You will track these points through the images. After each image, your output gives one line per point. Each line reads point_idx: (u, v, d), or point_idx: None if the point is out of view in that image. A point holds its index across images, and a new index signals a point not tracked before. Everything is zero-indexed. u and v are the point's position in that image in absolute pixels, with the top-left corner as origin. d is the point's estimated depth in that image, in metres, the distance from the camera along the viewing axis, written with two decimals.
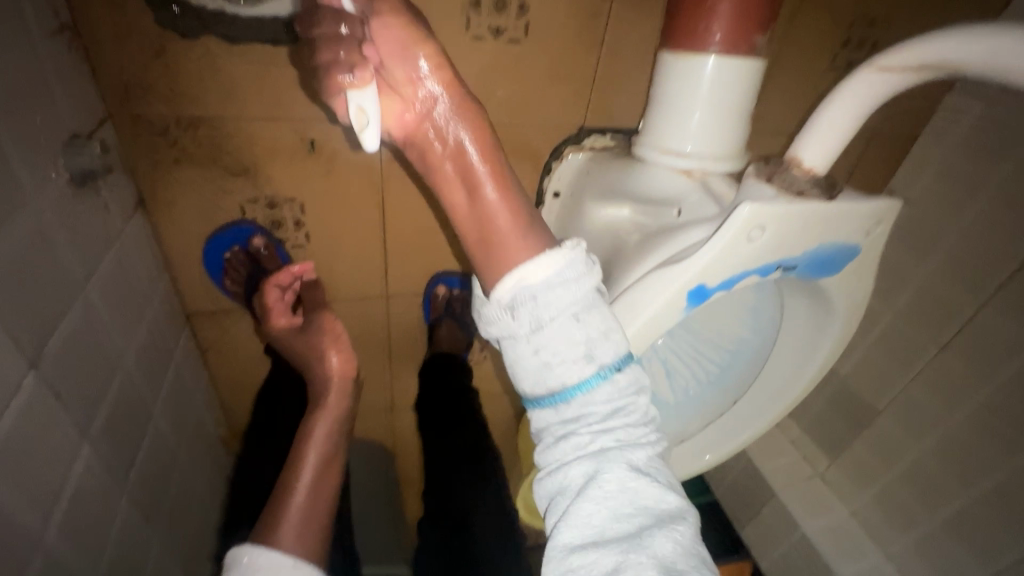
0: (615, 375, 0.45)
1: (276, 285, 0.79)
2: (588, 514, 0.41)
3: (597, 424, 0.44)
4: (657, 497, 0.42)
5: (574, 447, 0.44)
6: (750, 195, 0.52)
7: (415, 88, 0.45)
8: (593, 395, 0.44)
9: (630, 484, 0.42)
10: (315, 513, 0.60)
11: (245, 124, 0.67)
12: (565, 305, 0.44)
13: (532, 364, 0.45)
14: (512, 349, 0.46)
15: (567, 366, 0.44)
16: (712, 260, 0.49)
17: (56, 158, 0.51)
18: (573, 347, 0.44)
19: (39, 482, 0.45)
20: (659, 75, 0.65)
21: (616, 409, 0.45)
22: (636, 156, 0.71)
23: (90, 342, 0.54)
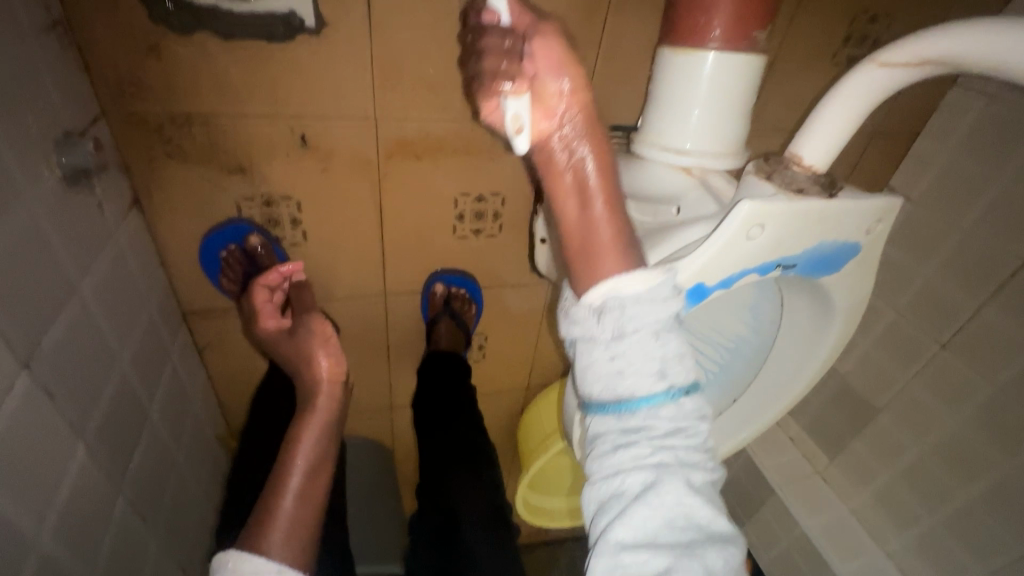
0: (686, 398, 0.45)
1: (264, 287, 0.78)
2: (644, 522, 0.41)
3: (662, 439, 0.43)
4: (709, 516, 0.43)
5: (635, 457, 0.43)
6: (749, 193, 0.51)
7: (551, 98, 0.44)
8: (660, 410, 0.44)
9: (687, 500, 0.42)
10: (305, 515, 0.60)
11: (240, 121, 0.66)
12: (648, 320, 0.44)
13: (608, 369, 0.44)
14: (591, 355, 0.45)
15: (645, 380, 0.43)
16: (711, 258, 0.48)
17: (48, 156, 0.50)
18: (652, 363, 0.43)
19: (32, 483, 0.45)
20: (658, 71, 0.64)
21: (682, 429, 0.44)
22: (635, 153, 0.70)
23: (83, 341, 0.54)
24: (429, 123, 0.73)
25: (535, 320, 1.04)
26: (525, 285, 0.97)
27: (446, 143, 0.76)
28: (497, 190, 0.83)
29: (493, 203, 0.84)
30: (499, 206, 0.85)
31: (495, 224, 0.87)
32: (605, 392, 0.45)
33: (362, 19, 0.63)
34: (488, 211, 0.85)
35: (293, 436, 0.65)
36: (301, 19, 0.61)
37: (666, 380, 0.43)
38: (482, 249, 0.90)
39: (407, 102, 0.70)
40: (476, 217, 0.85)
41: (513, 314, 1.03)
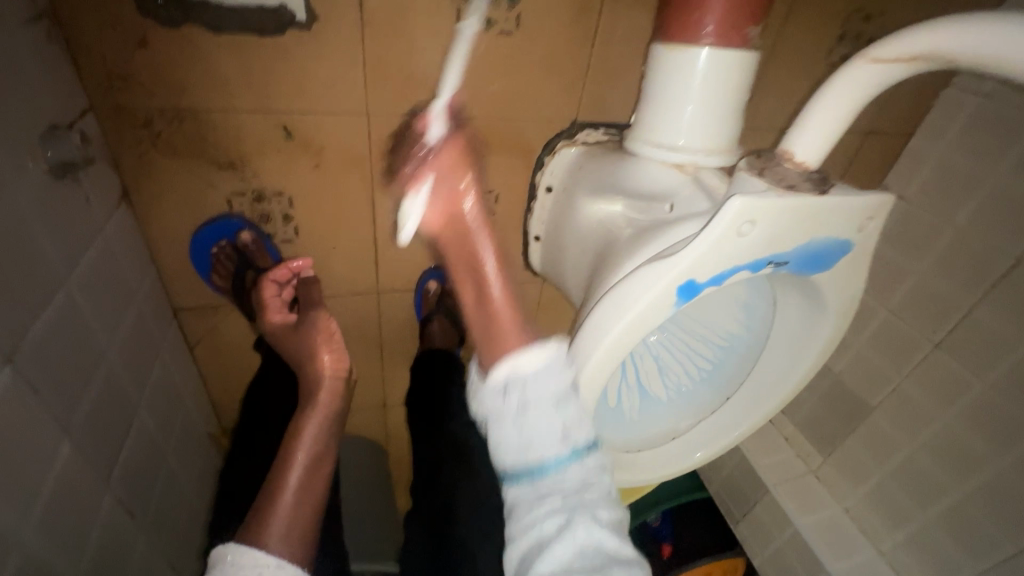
0: (587, 452, 0.51)
1: (273, 280, 0.77)
2: (557, 556, 0.46)
3: (570, 484, 0.49)
4: (615, 546, 0.47)
5: (550, 505, 0.48)
6: (741, 189, 0.51)
7: (460, 201, 0.53)
8: (565, 468, 0.50)
9: (594, 536, 0.47)
10: (305, 510, 0.58)
11: (230, 116, 0.66)
12: (544, 391, 0.50)
13: (517, 440, 0.50)
14: (498, 430, 0.51)
15: (549, 432, 0.49)
16: (702, 254, 0.48)
17: (34, 149, 0.50)
18: (553, 426, 0.50)
19: (15, 480, 0.44)
20: (651, 68, 0.64)
21: (586, 476, 0.50)
22: (629, 151, 0.70)
23: (70, 336, 0.53)
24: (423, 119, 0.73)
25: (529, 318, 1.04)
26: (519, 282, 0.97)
27: None
28: (490, 187, 0.82)
29: (487, 201, 0.84)
30: (493, 204, 0.85)
31: (489, 222, 0.87)
32: (517, 473, 0.51)
33: (355, 14, 0.62)
34: (482, 208, 0.85)
35: (296, 430, 0.64)
36: (292, 13, 0.60)
37: (567, 430, 0.50)
38: None
39: (400, 97, 0.70)
40: None
41: None
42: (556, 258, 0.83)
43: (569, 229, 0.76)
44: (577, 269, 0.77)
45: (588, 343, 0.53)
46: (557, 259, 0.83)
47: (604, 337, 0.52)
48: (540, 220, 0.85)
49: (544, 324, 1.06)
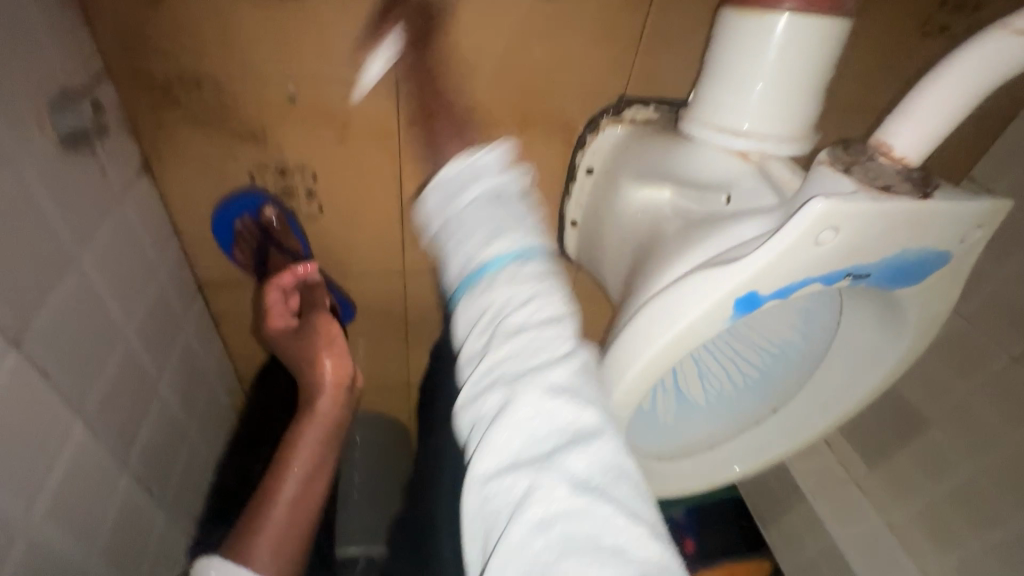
0: (521, 261, 0.46)
1: (278, 288, 0.71)
2: (503, 446, 0.36)
3: (509, 310, 0.42)
4: (579, 418, 0.36)
5: (495, 362, 0.40)
6: (822, 189, 0.43)
7: None
8: (498, 288, 0.44)
9: (547, 404, 0.36)
10: (295, 525, 0.54)
11: (250, 85, 0.62)
12: (479, 193, 0.51)
13: (461, 246, 0.48)
14: (444, 238, 0.51)
15: (478, 241, 0.47)
16: (769, 265, 0.41)
17: (41, 119, 0.47)
18: (486, 224, 0.48)
19: (24, 464, 0.43)
20: (717, 37, 0.56)
21: (532, 309, 0.42)
22: (685, 133, 0.62)
23: (82, 315, 0.51)
24: (454, 92, 0.68)
25: None
26: None
27: (472, 114, 0.70)
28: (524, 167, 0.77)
29: None
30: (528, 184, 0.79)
31: None
32: (457, 268, 0.48)
33: None
34: None
35: (294, 437, 0.60)
36: None
37: (497, 241, 0.46)
38: None
39: (430, 67, 0.65)
40: None
41: None
42: (593, 245, 0.79)
43: (612, 219, 0.71)
44: (618, 258, 0.72)
45: (624, 354, 0.48)
46: (594, 243, 0.78)
47: (645, 347, 0.46)
48: (578, 205, 0.80)
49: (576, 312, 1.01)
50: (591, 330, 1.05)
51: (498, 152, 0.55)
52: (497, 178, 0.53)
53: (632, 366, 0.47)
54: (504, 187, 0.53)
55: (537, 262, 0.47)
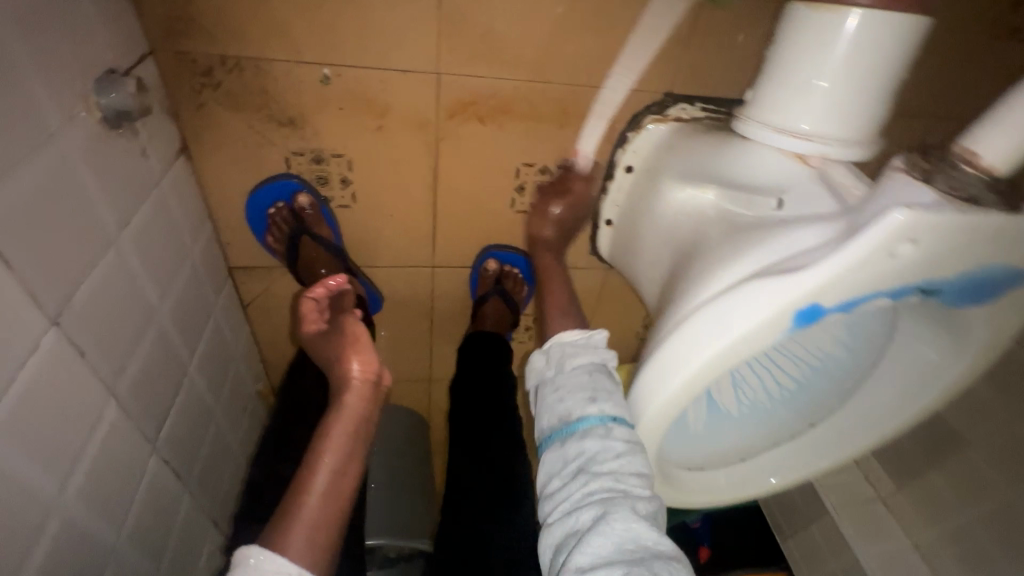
0: (615, 424, 0.53)
1: (312, 297, 0.65)
2: (597, 551, 0.45)
3: (596, 453, 0.52)
4: (658, 540, 0.46)
5: (585, 489, 0.51)
6: (900, 199, 0.40)
7: None
8: (590, 435, 0.53)
9: (636, 525, 0.46)
10: (330, 517, 0.52)
11: (292, 68, 0.61)
12: (580, 362, 0.61)
13: (557, 403, 0.58)
14: (544, 394, 0.61)
15: (579, 401, 0.56)
16: (837, 278, 0.39)
17: (87, 95, 0.46)
18: (583, 391, 0.57)
19: (60, 442, 0.42)
20: (782, 34, 0.53)
21: (624, 453, 0.51)
22: (739, 134, 0.60)
23: (118, 296, 0.51)
24: (497, 82, 0.66)
25: (588, 305, 0.97)
26: (581, 268, 0.90)
27: (513, 105, 0.68)
28: (562, 162, 0.75)
29: (558, 176, 0.77)
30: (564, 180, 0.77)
31: None
32: (552, 420, 0.57)
33: None
34: (551, 185, 0.78)
35: (324, 429, 0.58)
36: None
37: (594, 403, 0.55)
38: None
39: (473, 56, 0.63)
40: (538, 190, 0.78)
41: None
42: (629, 247, 0.77)
43: (651, 221, 0.69)
44: (657, 262, 0.69)
45: (670, 361, 0.46)
46: (630, 244, 0.76)
47: (695, 356, 0.44)
48: (614, 204, 0.79)
49: (603, 313, 0.98)
50: (618, 331, 1.03)
51: (604, 337, 0.64)
52: (604, 352, 0.62)
53: (679, 375, 0.45)
54: (603, 361, 0.62)
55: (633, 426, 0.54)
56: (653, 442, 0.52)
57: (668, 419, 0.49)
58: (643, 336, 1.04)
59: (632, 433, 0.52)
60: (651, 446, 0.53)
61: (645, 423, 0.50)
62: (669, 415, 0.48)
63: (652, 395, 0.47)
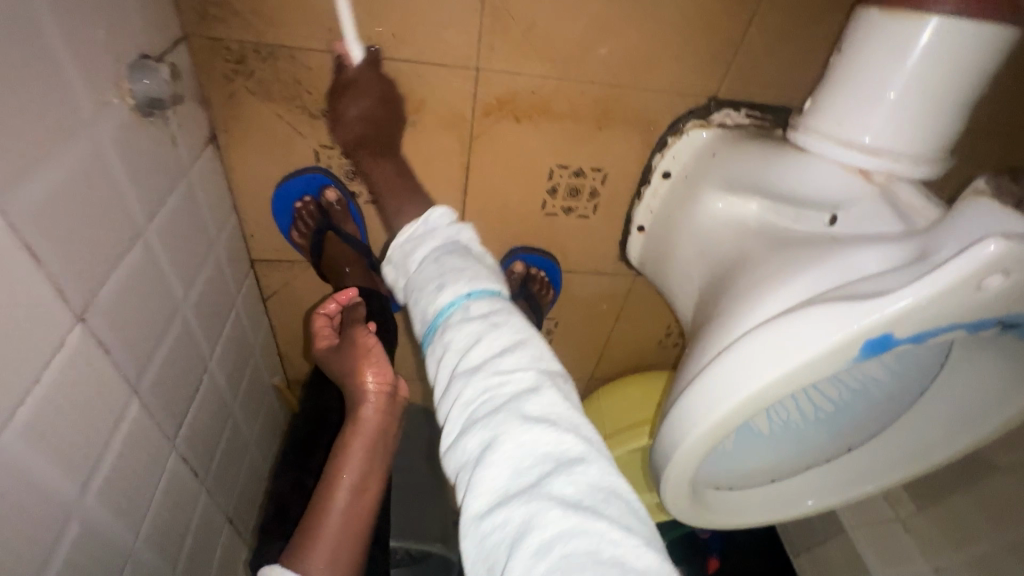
0: (472, 303, 0.49)
1: (322, 314, 0.69)
2: (496, 483, 0.39)
3: (467, 350, 0.46)
4: (558, 442, 0.40)
5: (464, 404, 0.43)
6: (988, 228, 0.38)
7: None
8: (455, 335, 0.47)
9: (528, 433, 0.40)
10: (352, 535, 0.53)
11: (328, 58, 0.58)
12: (428, 251, 0.57)
13: (420, 305, 0.52)
14: (407, 297, 0.56)
15: (433, 293, 0.52)
16: (917, 309, 0.37)
17: (120, 80, 0.44)
18: (433, 282, 0.52)
19: (83, 441, 0.41)
20: (855, 40, 0.51)
21: (495, 342, 0.46)
22: (795, 144, 0.57)
23: (144, 290, 0.49)
24: (537, 80, 0.63)
25: (612, 310, 0.94)
26: (609, 273, 0.87)
27: (552, 104, 0.66)
28: (598, 164, 0.72)
29: (592, 180, 0.74)
30: (598, 183, 0.75)
31: (590, 203, 0.77)
32: (420, 322, 0.53)
33: None
34: (585, 187, 0.75)
35: (341, 445, 0.56)
36: None
37: (444, 290, 0.50)
38: (570, 229, 0.81)
39: (515, 52, 0.61)
40: (571, 193, 0.75)
41: (591, 304, 0.93)
42: (662, 255, 0.74)
43: (688, 230, 0.67)
44: (692, 272, 0.67)
45: (720, 382, 0.44)
46: (663, 253, 0.73)
47: (753, 378, 0.42)
48: (648, 210, 0.76)
49: (628, 319, 0.96)
50: (641, 338, 1.00)
51: (446, 214, 0.60)
52: (453, 231, 0.58)
53: (728, 398, 0.44)
54: (460, 244, 0.57)
55: (488, 301, 0.50)
56: (688, 466, 0.50)
57: (711, 442, 0.47)
58: (667, 344, 1.02)
59: (669, 454, 0.49)
60: (685, 470, 0.50)
61: (685, 446, 0.47)
62: (713, 438, 0.46)
63: (696, 416, 0.46)
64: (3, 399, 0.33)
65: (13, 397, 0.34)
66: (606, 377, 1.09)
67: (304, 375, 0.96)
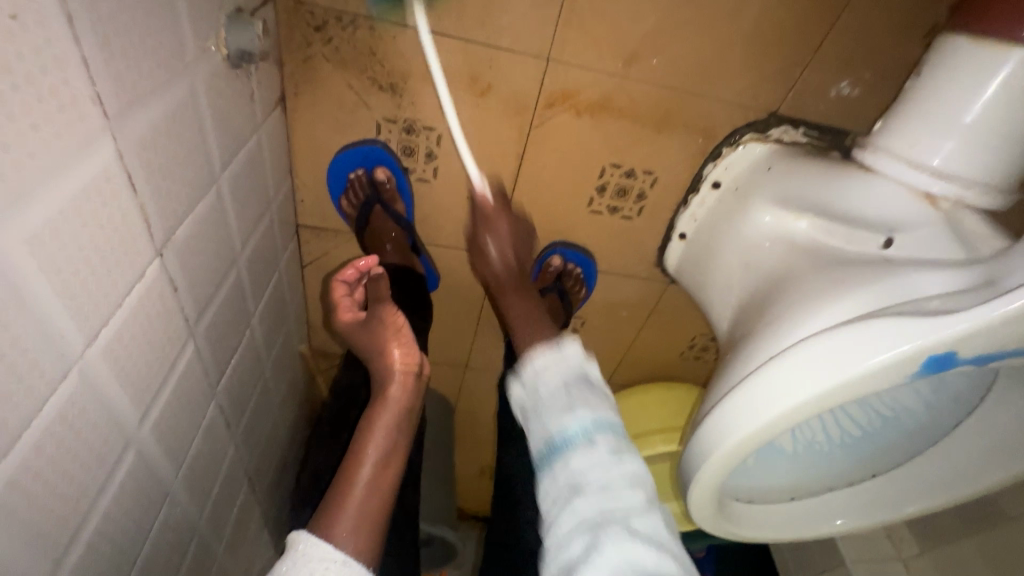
0: (599, 434, 0.49)
1: (342, 281, 0.66)
2: None
3: (589, 476, 0.47)
4: (658, 566, 0.42)
5: (580, 542, 0.44)
6: None
7: None
8: (573, 452, 0.49)
9: (631, 550, 0.42)
10: (375, 507, 0.52)
11: (406, 34, 0.60)
12: (558, 373, 0.56)
13: (544, 427, 0.52)
14: (529, 422, 0.55)
15: (557, 416, 0.52)
16: (987, 328, 0.38)
17: (218, 29, 0.45)
18: (559, 404, 0.52)
19: (146, 373, 0.42)
20: (934, 68, 0.52)
21: (611, 474, 0.47)
22: (865, 166, 0.57)
23: (211, 236, 0.50)
24: (604, 77, 0.64)
25: (639, 317, 0.95)
26: (643, 278, 0.87)
27: (614, 102, 0.67)
28: (650, 168, 0.73)
29: (642, 182, 0.75)
30: (647, 187, 0.75)
31: (636, 206, 0.77)
32: (539, 441, 0.52)
33: None
34: (633, 189, 0.75)
35: (368, 422, 0.57)
36: None
37: (573, 415, 0.50)
38: (611, 230, 0.81)
39: (588, 47, 0.62)
40: (619, 193, 0.76)
41: (619, 308, 0.93)
42: (703, 265, 0.74)
43: (732, 242, 0.67)
44: (734, 283, 0.66)
45: (768, 390, 0.44)
46: (705, 263, 0.73)
47: (805, 388, 0.42)
48: (692, 218, 0.76)
49: (653, 326, 0.96)
50: (663, 347, 1.00)
51: (576, 351, 0.57)
52: (584, 362, 0.57)
53: (780, 405, 0.43)
54: (590, 373, 0.56)
55: (616, 432, 0.51)
56: (719, 473, 0.49)
57: (749, 450, 0.46)
58: (688, 356, 1.02)
59: (705, 461, 0.48)
60: (717, 476, 0.49)
61: (722, 449, 0.47)
62: (755, 444, 0.46)
63: (738, 421, 0.46)
64: (92, 317, 0.34)
65: (100, 317, 0.35)
66: (623, 383, 1.09)
67: (329, 346, 0.97)
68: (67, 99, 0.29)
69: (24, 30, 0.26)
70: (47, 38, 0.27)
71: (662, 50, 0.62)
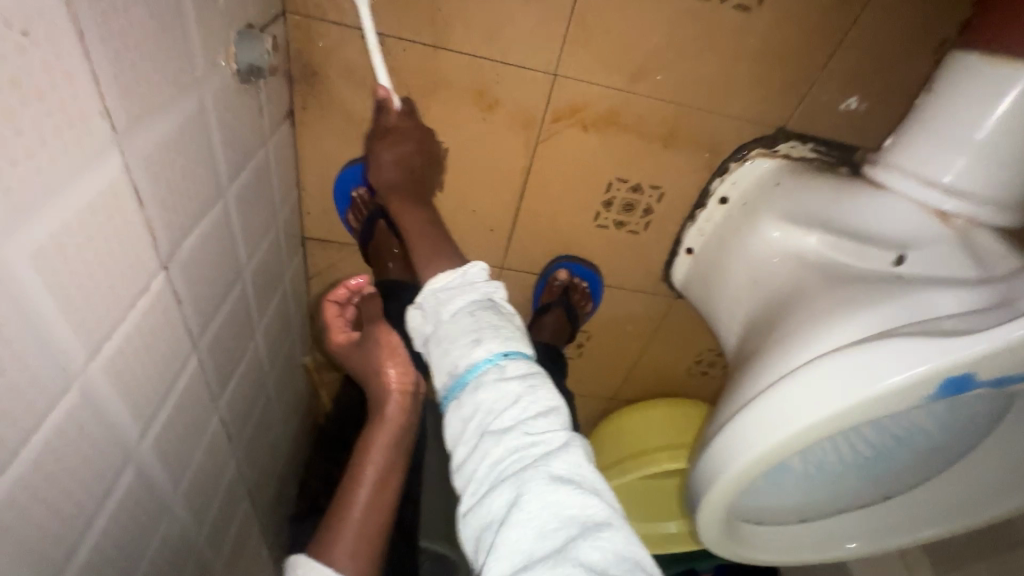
0: (505, 359, 0.47)
1: (333, 301, 0.65)
2: (521, 545, 0.38)
3: (496, 409, 0.45)
4: (586, 506, 0.39)
5: (497, 492, 0.41)
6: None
7: None
8: (482, 389, 0.46)
9: (553, 494, 0.39)
10: (374, 529, 0.51)
11: (414, 50, 0.61)
12: (463, 303, 0.52)
13: (449, 364, 0.49)
14: (430, 351, 0.52)
15: (461, 348, 0.49)
16: (1004, 351, 0.37)
17: (227, 45, 0.46)
18: (462, 335, 0.49)
19: (148, 387, 0.41)
20: (945, 85, 0.51)
21: (524, 418, 0.44)
22: (874, 184, 0.57)
23: (216, 249, 0.50)
24: (611, 92, 0.64)
25: (645, 332, 0.94)
26: (649, 292, 0.87)
27: (621, 117, 0.67)
28: (656, 183, 0.73)
29: (649, 197, 0.74)
30: (654, 202, 0.75)
31: (642, 220, 0.77)
32: (446, 376, 0.49)
33: None
34: (640, 204, 0.75)
35: (366, 441, 0.56)
36: None
37: (479, 346, 0.48)
38: (617, 244, 0.81)
39: (594, 63, 0.62)
40: (625, 208, 0.75)
41: (625, 322, 0.93)
42: (709, 280, 0.73)
43: (740, 257, 0.66)
44: (741, 299, 0.65)
45: (778, 411, 0.43)
46: (712, 278, 0.72)
47: (815, 408, 0.42)
48: (699, 233, 0.76)
49: (660, 341, 0.95)
50: (670, 362, 0.99)
51: (478, 269, 0.55)
52: (485, 287, 0.54)
53: (791, 426, 0.42)
54: (490, 296, 0.54)
55: (522, 359, 0.48)
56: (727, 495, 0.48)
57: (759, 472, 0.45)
58: (695, 371, 1.00)
59: (715, 482, 0.47)
60: (727, 498, 0.48)
61: (732, 470, 0.46)
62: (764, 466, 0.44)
63: (747, 442, 0.45)
64: (94, 331, 0.34)
65: (103, 331, 0.35)
66: (628, 398, 1.08)
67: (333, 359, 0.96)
68: (76, 115, 0.29)
69: (34, 45, 0.26)
70: (57, 55, 0.27)
71: (669, 66, 0.62)
